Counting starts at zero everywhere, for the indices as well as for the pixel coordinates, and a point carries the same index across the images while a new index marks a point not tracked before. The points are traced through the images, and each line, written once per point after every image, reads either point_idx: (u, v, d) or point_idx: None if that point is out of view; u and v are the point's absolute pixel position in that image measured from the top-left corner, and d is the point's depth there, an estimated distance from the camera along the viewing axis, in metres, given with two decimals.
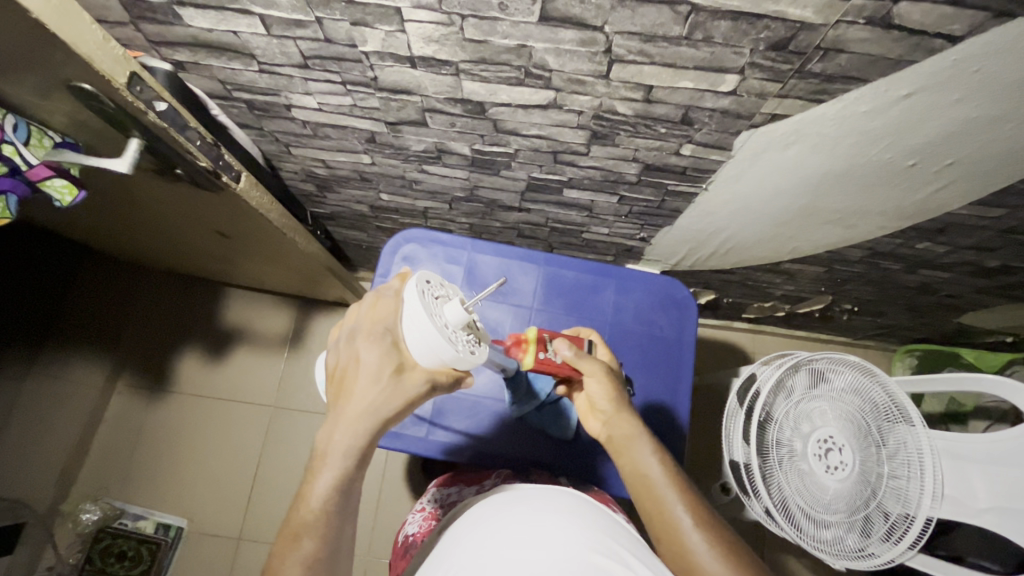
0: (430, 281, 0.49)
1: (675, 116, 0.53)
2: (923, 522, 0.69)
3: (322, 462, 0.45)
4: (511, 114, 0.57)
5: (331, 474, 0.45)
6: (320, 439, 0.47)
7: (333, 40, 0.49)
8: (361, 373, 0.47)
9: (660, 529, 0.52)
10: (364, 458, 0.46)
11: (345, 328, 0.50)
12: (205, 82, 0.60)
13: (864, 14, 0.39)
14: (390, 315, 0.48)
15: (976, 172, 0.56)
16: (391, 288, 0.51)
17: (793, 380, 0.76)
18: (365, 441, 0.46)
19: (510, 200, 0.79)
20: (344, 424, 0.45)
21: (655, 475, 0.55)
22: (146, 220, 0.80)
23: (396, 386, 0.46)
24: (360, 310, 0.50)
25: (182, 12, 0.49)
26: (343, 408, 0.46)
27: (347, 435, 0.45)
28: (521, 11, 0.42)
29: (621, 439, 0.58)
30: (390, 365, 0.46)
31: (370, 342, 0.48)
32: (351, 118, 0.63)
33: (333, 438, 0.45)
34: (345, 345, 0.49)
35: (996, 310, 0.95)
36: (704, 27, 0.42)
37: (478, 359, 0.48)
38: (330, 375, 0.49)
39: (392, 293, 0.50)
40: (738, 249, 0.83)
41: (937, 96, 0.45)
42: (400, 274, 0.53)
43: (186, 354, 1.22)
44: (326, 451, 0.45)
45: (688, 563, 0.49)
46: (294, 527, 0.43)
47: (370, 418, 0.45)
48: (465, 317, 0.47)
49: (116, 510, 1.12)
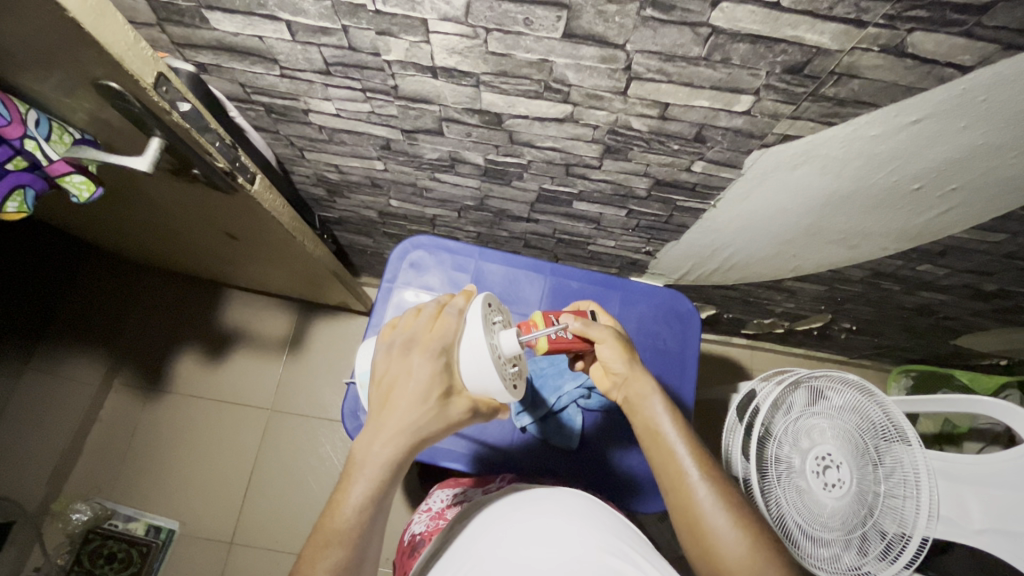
0: (491, 304, 0.54)
1: (688, 133, 0.54)
2: (918, 542, 0.70)
3: (358, 472, 0.46)
4: (527, 126, 0.58)
5: (368, 485, 0.45)
6: (357, 447, 0.47)
7: (357, 49, 0.50)
8: (410, 387, 0.47)
9: (671, 485, 0.53)
10: (397, 472, 0.47)
11: (398, 334, 0.50)
12: (226, 85, 0.61)
13: (878, 42, 0.40)
14: (449, 335, 0.50)
15: (979, 198, 0.57)
16: (453, 304, 0.53)
17: (792, 397, 0.77)
18: (403, 457, 0.46)
19: (519, 210, 0.80)
20: (385, 438, 0.46)
21: (666, 431, 0.55)
22: (154, 219, 0.80)
23: (441, 410, 0.48)
24: (417, 320, 0.51)
25: (209, 16, 0.50)
26: (387, 420, 0.46)
27: (388, 449, 0.46)
28: (545, 27, 0.44)
29: (635, 397, 0.58)
30: (440, 387, 0.48)
31: (426, 356, 0.48)
32: (367, 125, 0.63)
33: (372, 450, 0.46)
34: (396, 353, 0.49)
35: (991, 333, 0.97)
36: (723, 49, 0.43)
37: (516, 394, 0.53)
38: (375, 379, 0.49)
39: (454, 311, 0.51)
40: (743, 266, 0.84)
41: (942, 122, 0.47)
42: (462, 290, 0.55)
43: (185, 355, 1.22)
44: (363, 462, 0.46)
45: (693, 515, 0.51)
46: (326, 533, 0.44)
47: (413, 436, 0.46)
48: (517, 349, 0.53)
49: (106, 511, 1.10)
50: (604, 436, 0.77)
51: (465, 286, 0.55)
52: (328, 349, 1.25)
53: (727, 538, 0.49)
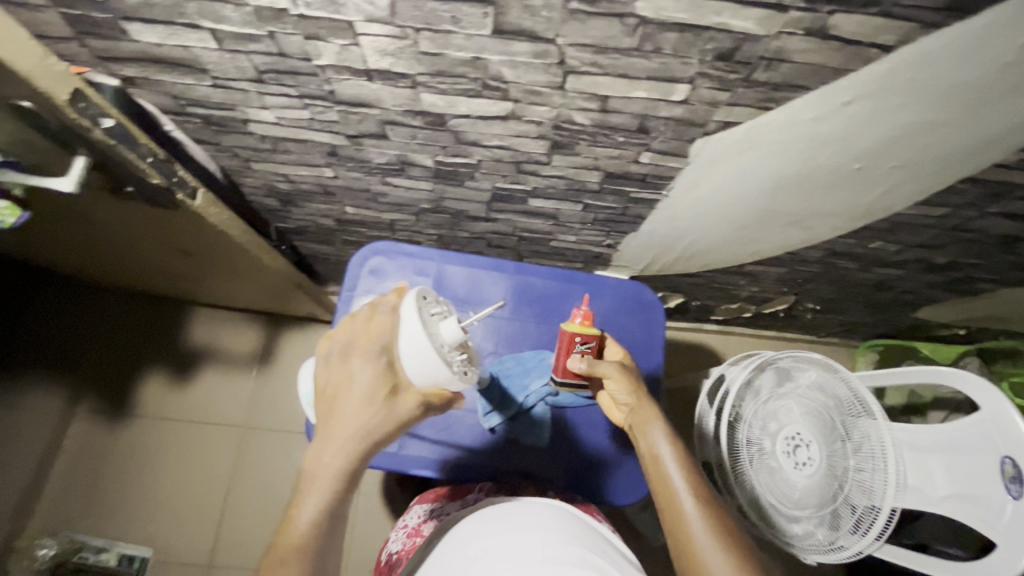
0: (427, 297, 0.53)
1: (631, 125, 0.54)
2: (888, 513, 0.73)
3: (311, 484, 0.47)
4: (471, 126, 0.57)
5: (321, 495, 0.47)
6: (308, 460, 0.48)
7: (288, 54, 0.49)
8: (353, 393, 0.48)
9: (666, 504, 0.57)
10: (353, 479, 0.48)
11: (336, 343, 0.52)
12: (159, 97, 0.57)
13: (802, 26, 0.40)
14: (385, 334, 0.51)
15: (921, 174, 0.58)
16: (387, 302, 0.53)
17: (761, 381, 0.79)
18: (355, 463, 0.48)
19: (477, 210, 0.79)
20: (333, 448, 0.47)
21: (664, 454, 0.60)
22: (99, 238, 0.77)
23: (388, 409, 0.48)
24: (353, 325, 0.52)
25: (128, 27, 0.47)
26: (334, 430, 0.48)
27: (338, 457, 0.47)
28: (474, 24, 0.43)
29: (640, 422, 0.63)
30: (384, 388, 0.49)
31: (365, 360, 0.50)
32: (310, 132, 0.62)
33: (324, 461, 0.47)
34: (335, 362, 0.51)
35: (948, 304, 1.00)
36: (653, 39, 0.43)
37: (469, 381, 0.53)
38: (319, 393, 0.51)
39: (387, 309, 0.52)
40: (703, 252, 0.84)
41: (876, 102, 0.47)
42: (395, 288, 0.55)
43: (148, 376, 1.19)
44: (315, 474, 0.47)
45: (684, 532, 0.54)
46: (282, 548, 0.46)
47: (361, 441, 0.47)
48: (460, 337, 0.52)
49: (75, 544, 1.07)
50: (577, 432, 0.77)
51: (398, 285, 0.55)
52: (299, 362, 1.22)
53: (714, 552, 0.52)
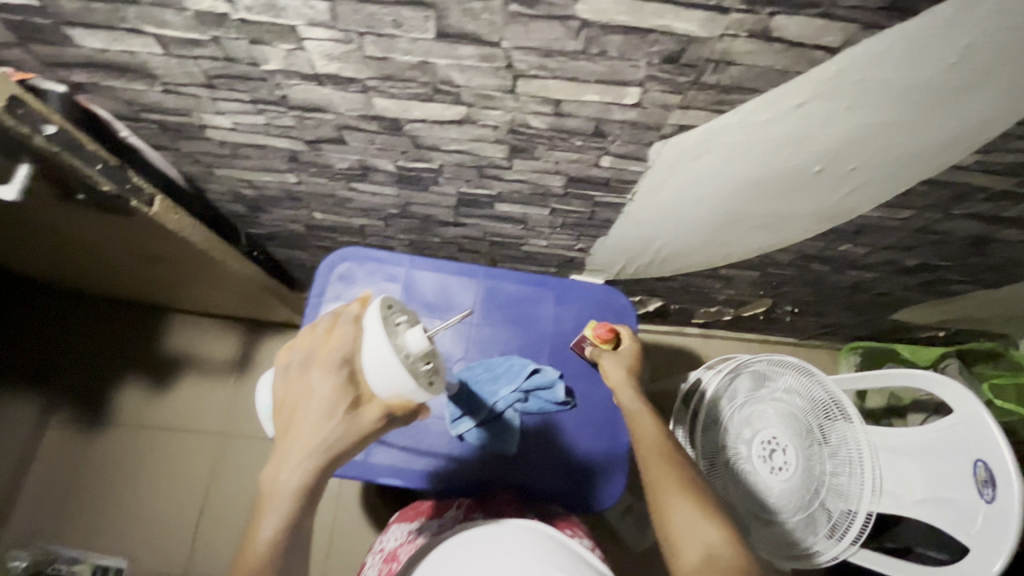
0: (392, 306, 0.51)
1: (587, 128, 0.53)
2: (864, 517, 0.71)
3: (269, 502, 0.46)
4: (428, 130, 0.56)
5: (278, 514, 0.46)
6: (267, 477, 0.47)
7: (235, 59, 0.48)
8: (312, 407, 0.47)
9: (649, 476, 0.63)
10: (313, 495, 0.47)
11: (297, 355, 0.51)
12: (111, 103, 0.57)
13: (745, 28, 0.40)
14: (347, 344, 0.49)
15: (880, 175, 0.57)
16: (350, 312, 0.52)
17: (735, 386, 0.81)
18: (314, 479, 0.46)
19: (445, 215, 0.78)
20: (292, 463, 0.46)
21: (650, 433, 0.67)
22: (62, 245, 0.76)
23: (349, 422, 0.47)
24: (313, 337, 0.51)
25: (71, 32, 0.47)
26: (293, 444, 0.47)
27: (296, 473, 0.46)
28: (416, 28, 0.42)
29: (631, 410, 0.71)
30: (344, 400, 0.48)
31: (325, 372, 0.48)
32: (268, 137, 0.61)
33: (281, 477, 0.46)
34: (295, 375, 0.49)
35: (925, 306, 1.00)
36: (597, 41, 0.42)
37: (434, 391, 0.51)
38: (280, 406, 0.50)
39: (349, 320, 0.51)
40: (675, 256, 0.84)
41: (826, 104, 0.47)
42: (360, 297, 0.54)
43: (123, 383, 1.17)
44: (273, 491, 0.46)
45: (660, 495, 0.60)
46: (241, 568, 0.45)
47: (320, 455, 0.46)
48: (425, 346, 0.50)
49: (49, 554, 1.06)
50: (548, 438, 0.76)
51: (362, 294, 0.54)
52: None
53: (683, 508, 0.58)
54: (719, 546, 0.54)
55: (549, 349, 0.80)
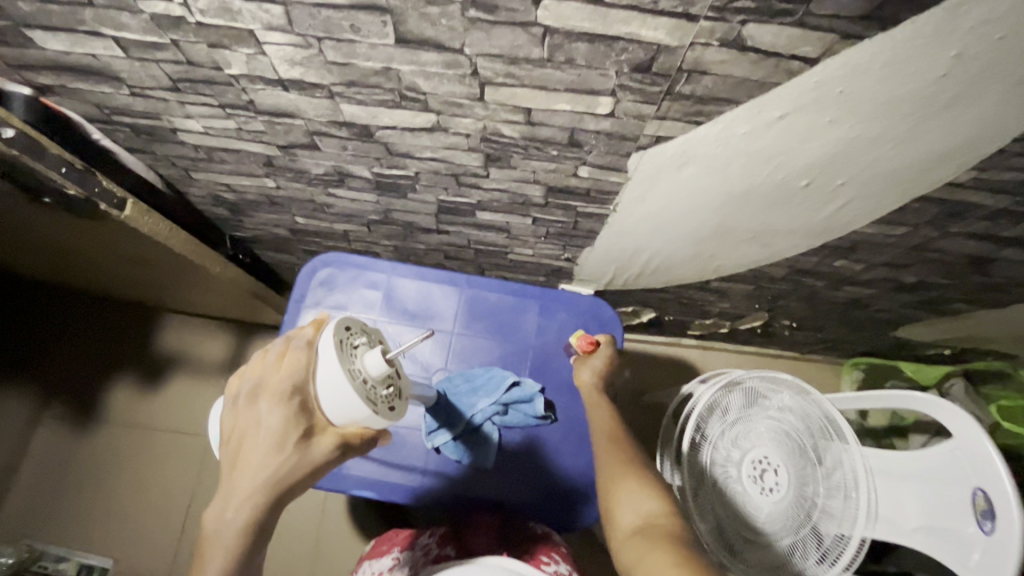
0: (350, 328, 0.50)
1: (562, 138, 0.52)
2: (858, 542, 0.70)
3: (214, 543, 0.44)
4: (399, 137, 0.55)
5: (224, 556, 0.43)
6: (211, 516, 0.45)
7: (197, 63, 0.47)
8: (260, 439, 0.45)
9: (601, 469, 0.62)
10: (263, 532, 0.45)
11: (244, 383, 0.48)
12: (82, 106, 0.56)
13: (716, 36, 0.38)
14: (299, 370, 0.47)
15: (870, 191, 0.55)
16: (303, 334, 0.50)
17: (728, 401, 0.75)
18: (263, 516, 0.45)
19: (427, 223, 0.76)
20: (238, 502, 0.44)
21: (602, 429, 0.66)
22: (42, 245, 0.76)
23: (300, 455, 0.45)
24: (263, 363, 0.48)
25: (32, 34, 0.46)
26: (240, 481, 0.45)
27: (244, 510, 0.44)
28: (375, 33, 0.41)
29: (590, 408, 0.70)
30: (294, 432, 0.45)
31: (274, 402, 0.46)
32: (241, 142, 0.60)
33: (227, 516, 0.44)
34: (243, 405, 0.47)
35: (928, 324, 0.96)
36: (563, 49, 0.40)
37: (394, 417, 0.50)
38: (226, 439, 0.47)
39: (302, 344, 0.49)
40: (663, 268, 0.82)
41: (808, 117, 0.45)
42: (315, 319, 0.52)
43: (114, 382, 1.17)
44: (218, 532, 0.44)
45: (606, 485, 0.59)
46: None
47: (269, 491, 0.44)
48: (384, 369, 0.49)
49: (34, 552, 1.06)
50: (526, 453, 0.74)
51: (318, 315, 0.52)
52: None
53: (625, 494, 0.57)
54: (661, 516, 0.53)
55: (530, 361, 0.78)
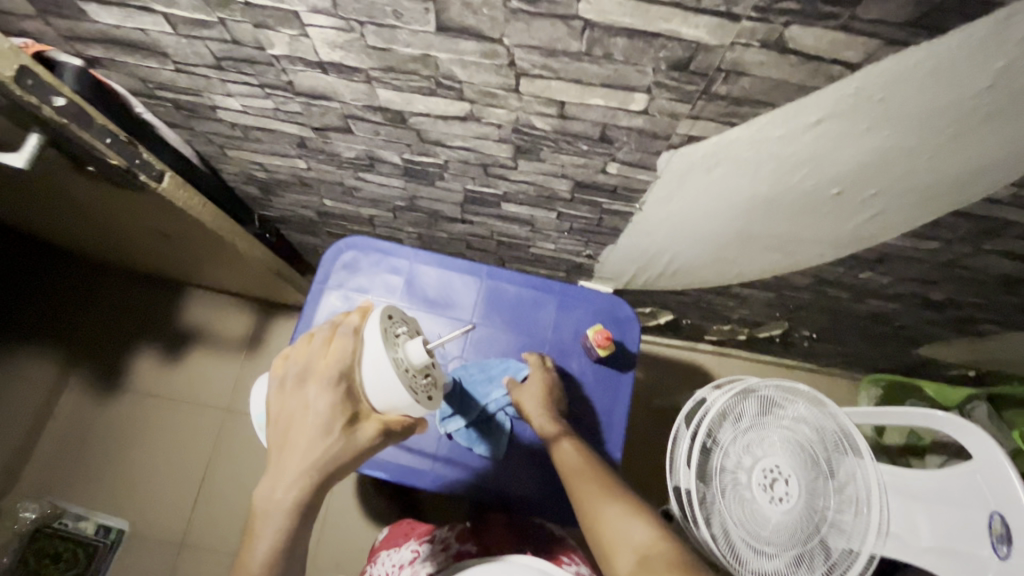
0: (392, 317, 0.52)
1: (593, 133, 0.52)
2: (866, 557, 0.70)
3: (264, 521, 0.46)
4: (432, 124, 0.55)
5: (275, 533, 0.45)
6: (260, 495, 0.46)
7: (241, 42, 0.48)
8: (308, 424, 0.46)
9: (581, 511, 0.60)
10: (310, 512, 0.47)
11: (290, 367, 0.49)
12: (127, 79, 0.58)
13: (757, 37, 0.38)
14: (346, 357, 0.48)
15: (902, 204, 0.54)
16: (348, 321, 0.51)
17: (742, 407, 0.74)
18: (310, 497, 0.46)
19: (452, 212, 0.77)
20: (288, 482, 0.45)
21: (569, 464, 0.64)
22: (80, 213, 0.78)
23: (347, 440, 0.47)
24: (309, 347, 0.49)
25: (86, 8, 0.48)
26: (288, 463, 0.46)
27: (294, 492, 0.45)
28: (417, 20, 0.42)
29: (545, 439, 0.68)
30: (341, 419, 0.47)
31: (322, 388, 0.47)
32: (277, 122, 0.61)
33: (276, 495, 0.46)
34: (290, 388, 0.48)
35: (953, 343, 0.94)
36: (601, 44, 0.41)
37: (431, 406, 0.52)
38: (272, 420, 0.48)
39: (349, 330, 0.49)
40: (684, 270, 0.81)
41: (844, 123, 0.44)
42: (360, 306, 0.53)
43: (138, 352, 1.21)
44: (269, 510, 0.45)
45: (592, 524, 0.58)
46: None
47: (316, 474, 0.45)
48: (426, 359, 0.51)
49: (56, 510, 1.10)
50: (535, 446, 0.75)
51: (363, 303, 0.53)
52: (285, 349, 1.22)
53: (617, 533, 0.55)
54: (657, 548, 0.53)
55: (545, 355, 0.79)
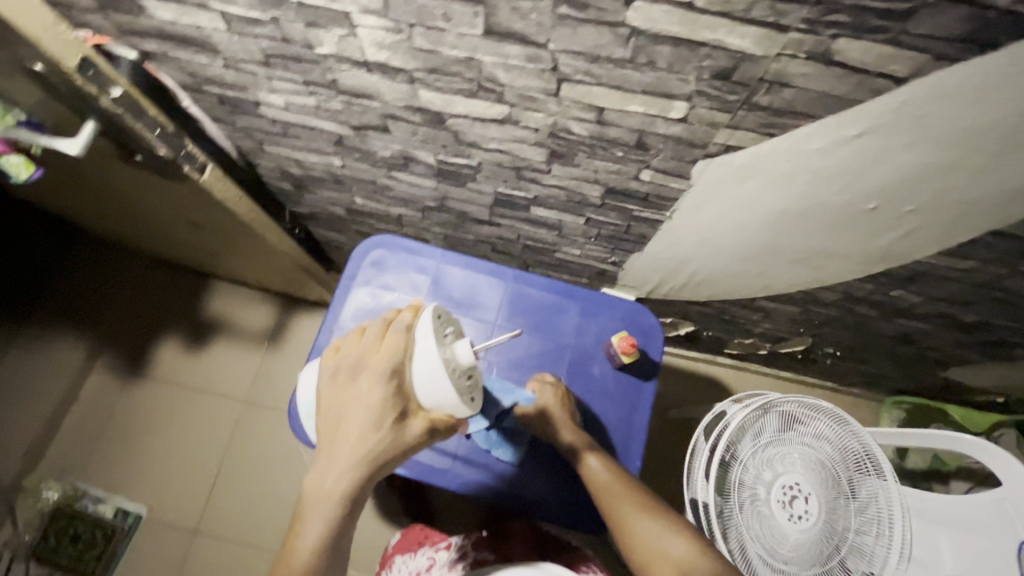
0: (442, 316, 0.51)
1: (630, 139, 0.52)
2: None
3: (315, 507, 0.47)
4: (469, 126, 0.56)
5: (324, 519, 0.47)
6: (312, 481, 0.48)
7: (291, 41, 0.50)
8: (360, 418, 0.47)
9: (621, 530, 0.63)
10: (356, 501, 0.48)
11: (343, 360, 0.49)
12: (176, 73, 0.60)
13: (803, 49, 0.38)
14: (397, 355, 0.48)
15: (939, 221, 0.53)
16: (401, 319, 0.50)
17: (762, 423, 0.73)
18: (359, 487, 0.48)
19: (480, 213, 0.78)
20: (339, 472, 0.47)
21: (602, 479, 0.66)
22: (120, 201, 0.81)
23: (396, 436, 0.48)
24: (362, 343, 0.50)
25: (146, 4, 0.50)
26: (340, 454, 0.47)
27: (344, 482, 0.47)
28: (465, 23, 0.43)
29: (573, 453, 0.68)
30: (392, 415, 0.48)
31: (374, 382, 0.48)
32: (317, 119, 0.63)
33: (327, 483, 0.47)
34: (343, 381, 0.49)
35: (982, 367, 0.92)
36: (646, 51, 0.41)
37: (475, 408, 0.51)
38: (325, 410, 0.49)
39: (401, 329, 0.49)
40: (710, 281, 0.81)
41: (884, 138, 0.44)
42: (410, 303, 0.53)
43: (164, 340, 1.23)
44: (319, 497, 0.47)
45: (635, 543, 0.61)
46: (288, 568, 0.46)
47: (366, 465, 0.47)
48: (473, 360, 0.51)
49: (77, 491, 1.12)
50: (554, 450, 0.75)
51: (414, 301, 0.52)
52: (305, 344, 1.24)
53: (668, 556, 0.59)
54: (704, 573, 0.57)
55: (567, 360, 0.79)
